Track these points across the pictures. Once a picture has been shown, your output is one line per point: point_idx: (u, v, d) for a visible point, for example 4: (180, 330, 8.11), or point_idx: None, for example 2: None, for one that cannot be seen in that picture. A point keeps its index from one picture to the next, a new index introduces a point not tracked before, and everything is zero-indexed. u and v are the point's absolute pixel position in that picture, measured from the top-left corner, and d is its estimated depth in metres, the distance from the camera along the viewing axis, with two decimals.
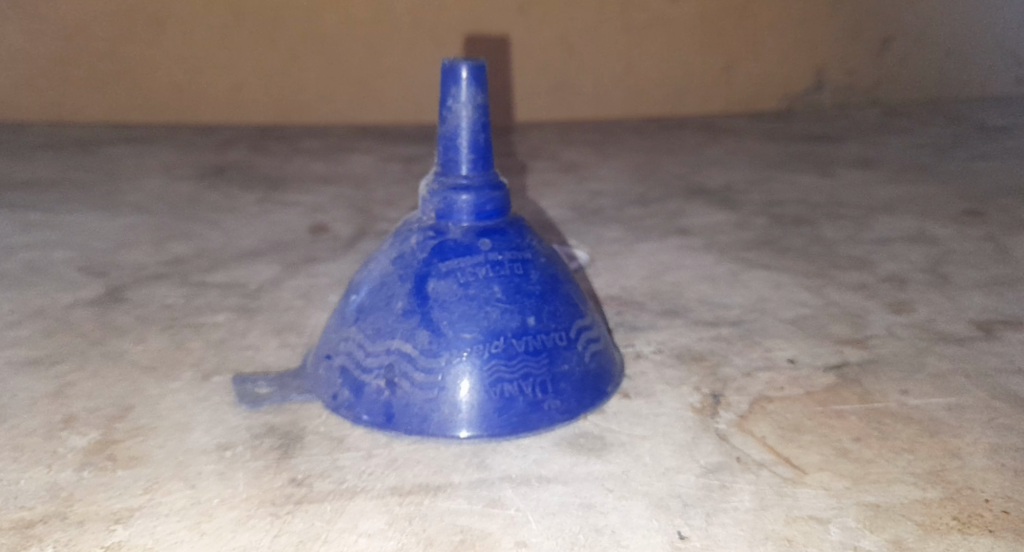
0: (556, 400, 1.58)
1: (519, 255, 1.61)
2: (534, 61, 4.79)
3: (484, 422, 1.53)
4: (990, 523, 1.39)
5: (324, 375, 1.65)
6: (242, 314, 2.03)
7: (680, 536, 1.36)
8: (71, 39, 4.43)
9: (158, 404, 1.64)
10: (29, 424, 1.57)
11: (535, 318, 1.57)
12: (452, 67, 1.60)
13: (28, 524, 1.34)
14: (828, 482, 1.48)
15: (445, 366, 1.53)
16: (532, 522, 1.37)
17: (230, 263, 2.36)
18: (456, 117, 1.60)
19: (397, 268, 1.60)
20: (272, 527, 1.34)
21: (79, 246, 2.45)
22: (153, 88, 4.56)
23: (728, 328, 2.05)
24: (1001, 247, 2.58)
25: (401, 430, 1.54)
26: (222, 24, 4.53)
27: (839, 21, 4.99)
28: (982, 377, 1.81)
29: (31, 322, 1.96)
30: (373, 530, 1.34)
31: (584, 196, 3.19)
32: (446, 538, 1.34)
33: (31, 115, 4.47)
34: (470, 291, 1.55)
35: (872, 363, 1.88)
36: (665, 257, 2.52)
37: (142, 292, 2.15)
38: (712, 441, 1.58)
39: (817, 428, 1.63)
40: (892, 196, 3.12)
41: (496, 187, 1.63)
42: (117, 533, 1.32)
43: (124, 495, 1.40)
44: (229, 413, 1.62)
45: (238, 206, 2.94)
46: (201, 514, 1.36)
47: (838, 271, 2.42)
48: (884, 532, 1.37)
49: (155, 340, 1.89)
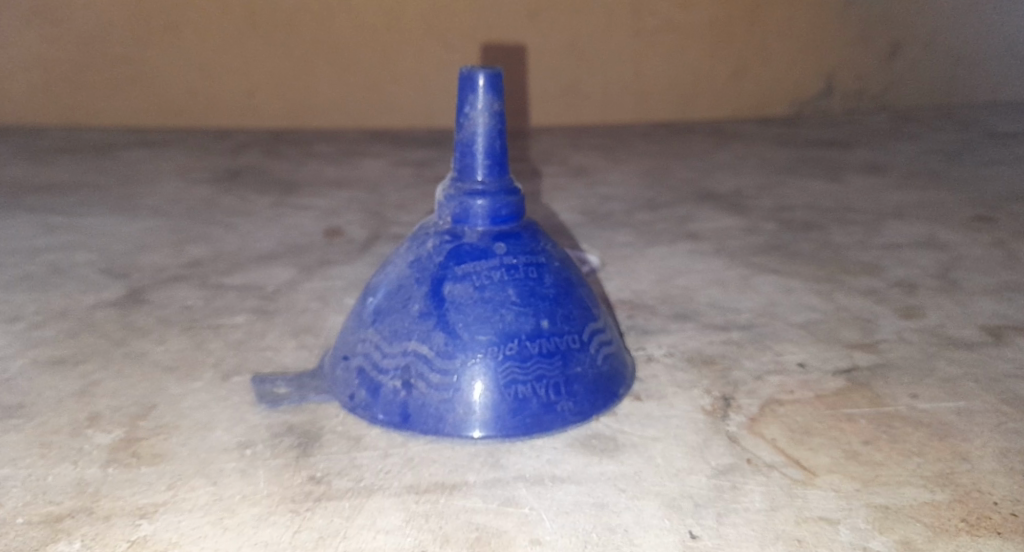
0: (569, 401, 1.60)
1: (533, 259, 1.64)
2: (546, 66, 4.82)
3: (499, 422, 1.56)
4: (998, 524, 1.41)
5: (341, 376, 1.68)
6: (261, 315, 2.07)
7: (692, 536, 1.38)
8: (88, 44, 4.48)
9: (179, 403, 1.67)
10: (55, 421, 1.60)
11: (549, 321, 1.60)
12: (470, 74, 1.63)
13: (56, 518, 1.37)
14: (838, 484, 1.50)
15: (461, 367, 1.55)
16: (546, 521, 1.40)
17: (247, 265, 2.40)
18: (473, 124, 1.63)
19: (413, 271, 1.63)
20: (293, 523, 1.37)
21: (99, 248, 2.49)
22: (168, 93, 4.61)
23: (739, 332, 2.07)
24: (1011, 253, 2.60)
25: (417, 430, 1.57)
26: (237, 30, 4.58)
27: (849, 27, 5.01)
28: (991, 381, 1.83)
29: (54, 323, 1.99)
30: (391, 527, 1.37)
31: (596, 201, 3.22)
32: (462, 536, 1.36)
33: (48, 119, 4.52)
34: (486, 294, 1.58)
35: (881, 367, 1.90)
36: (676, 262, 2.55)
37: (162, 294, 2.18)
38: (723, 443, 1.61)
39: (827, 431, 1.65)
40: (902, 202, 3.14)
41: (512, 192, 1.66)
42: (142, 528, 1.35)
43: (148, 491, 1.43)
44: (249, 412, 1.65)
45: (254, 209, 2.98)
46: (225, 510, 1.39)
47: (848, 276, 2.44)
48: (893, 533, 1.39)
49: (175, 341, 1.92)
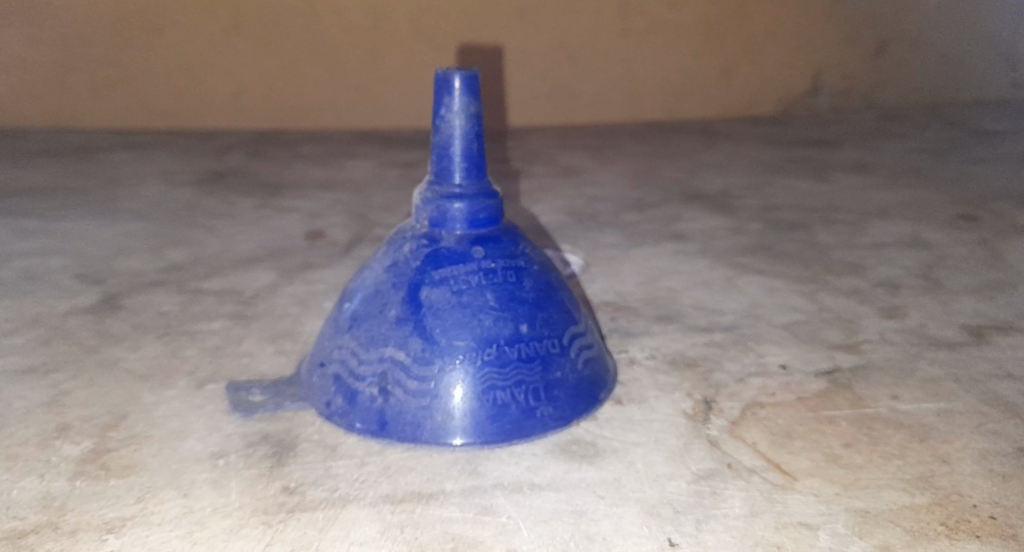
0: (549, 407, 1.59)
1: (512, 262, 1.62)
2: (532, 64, 4.80)
3: (478, 429, 1.54)
4: (978, 528, 1.40)
5: (318, 383, 1.66)
6: (239, 321, 2.05)
7: (670, 543, 1.36)
8: (69, 45, 4.44)
9: (152, 413, 1.65)
10: (24, 433, 1.58)
11: (528, 326, 1.58)
12: (446, 76, 1.61)
13: (22, 534, 1.35)
14: (818, 488, 1.49)
15: (438, 374, 1.54)
16: (524, 530, 1.38)
17: (226, 270, 2.38)
18: (450, 126, 1.61)
19: (390, 276, 1.62)
20: (264, 536, 1.35)
21: (77, 253, 2.46)
22: (151, 94, 4.57)
23: (722, 334, 2.06)
24: (995, 252, 2.59)
25: (395, 437, 1.55)
26: (220, 30, 4.55)
27: (835, 24, 5.01)
28: (973, 382, 1.82)
29: (28, 330, 1.97)
30: (365, 539, 1.36)
31: (580, 201, 3.20)
32: (438, 546, 1.35)
33: (30, 121, 4.49)
34: (464, 299, 1.57)
35: (863, 368, 1.89)
36: (659, 263, 2.53)
37: (139, 299, 2.16)
38: (704, 447, 1.59)
39: (808, 434, 1.64)
40: (887, 201, 3.13)
41: (490, 195, 1.64)
42: (109, 543, 1.33)
43: (117, 504, 1.41)
44: (223, 421, 1.63)
45: (235, 212, 2.95)
46: (195, 522, 1.38)
47: (832, 276, 2.43)
48: (872, 538, 1.38)
49: (151, 348, 1.90)
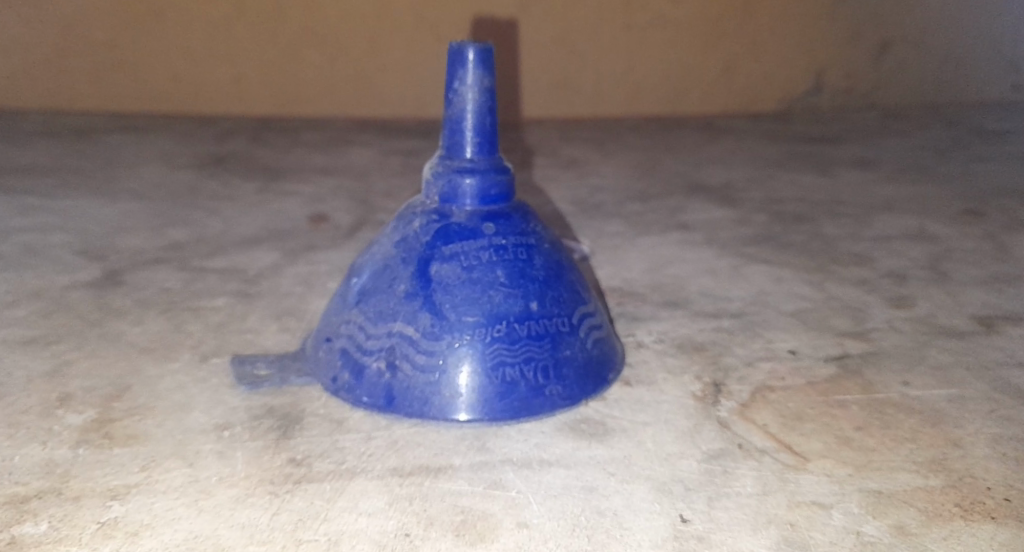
0: (558, 386, 1.57)
1: (523, 240, 1.60)
2: (536, 58, 4.79)
3: (486, 405, 1.52)
4: (992, 510, 1.39)
5: (324, 358, 1.64)
6: (242, 298, 2.02)
7: (683, 519, 1.35)
8: (71, 29, 4.42)
9: (156, 384, 1.63)
10: (25, 402, 1.55)
11: (538, 303, 1.57)
12: (460, 49, 1.59)
13: (23, 499, 1.32)
14: (830, 469, 1.47)
15: (447, 349, 1.52)
16: (533, 504, 1.36)
17: (229, 249, 2.35)
18: (463, 100, 1.60)
19: (400, 251, 1.60)
20: (271, 505, 1.33)
21: (77, 230, 2.44)
22: (152, 79, 4.55)
23: (730, 320, 2.04)
24: (1000, 245, 2.58)
25: (401, 413, 1.53)
26: (224, 18, 4.53)
27: (838, 23, 5.00)
28: (983, 370, 1.81)
29: (29, 302, 1.95)
30: (373, 510, 1.33)
31: (585, 191, 3.18)
32: (447, 518, 1.33)
33: (28, 104, 4.46)
34: (474, 275, 1.55)
35: (873, 355, 1.87)
36: (665, 251, 2.51)
37: (141, 276, 2.14)
38: (714, 428, 1.57)
39: (819, 417, 1.62)
40: (892, 196, 3.12)
41: (501, 171, 1.62)
42: (113, 510, 1.31)
43: (120, 472, 1.39)
44: (228, 394, 1.61)
45: (237, 195, 2.93)
46: (200, 491, 1.35)
47: (838, 266, 2.42)
48: (886, 518, 1.37)
49: (153, 322, 1.88)
